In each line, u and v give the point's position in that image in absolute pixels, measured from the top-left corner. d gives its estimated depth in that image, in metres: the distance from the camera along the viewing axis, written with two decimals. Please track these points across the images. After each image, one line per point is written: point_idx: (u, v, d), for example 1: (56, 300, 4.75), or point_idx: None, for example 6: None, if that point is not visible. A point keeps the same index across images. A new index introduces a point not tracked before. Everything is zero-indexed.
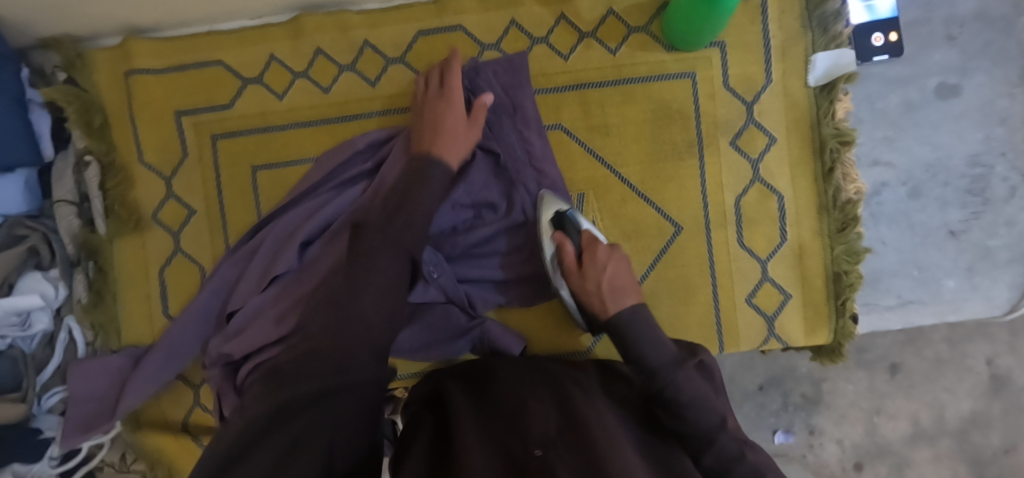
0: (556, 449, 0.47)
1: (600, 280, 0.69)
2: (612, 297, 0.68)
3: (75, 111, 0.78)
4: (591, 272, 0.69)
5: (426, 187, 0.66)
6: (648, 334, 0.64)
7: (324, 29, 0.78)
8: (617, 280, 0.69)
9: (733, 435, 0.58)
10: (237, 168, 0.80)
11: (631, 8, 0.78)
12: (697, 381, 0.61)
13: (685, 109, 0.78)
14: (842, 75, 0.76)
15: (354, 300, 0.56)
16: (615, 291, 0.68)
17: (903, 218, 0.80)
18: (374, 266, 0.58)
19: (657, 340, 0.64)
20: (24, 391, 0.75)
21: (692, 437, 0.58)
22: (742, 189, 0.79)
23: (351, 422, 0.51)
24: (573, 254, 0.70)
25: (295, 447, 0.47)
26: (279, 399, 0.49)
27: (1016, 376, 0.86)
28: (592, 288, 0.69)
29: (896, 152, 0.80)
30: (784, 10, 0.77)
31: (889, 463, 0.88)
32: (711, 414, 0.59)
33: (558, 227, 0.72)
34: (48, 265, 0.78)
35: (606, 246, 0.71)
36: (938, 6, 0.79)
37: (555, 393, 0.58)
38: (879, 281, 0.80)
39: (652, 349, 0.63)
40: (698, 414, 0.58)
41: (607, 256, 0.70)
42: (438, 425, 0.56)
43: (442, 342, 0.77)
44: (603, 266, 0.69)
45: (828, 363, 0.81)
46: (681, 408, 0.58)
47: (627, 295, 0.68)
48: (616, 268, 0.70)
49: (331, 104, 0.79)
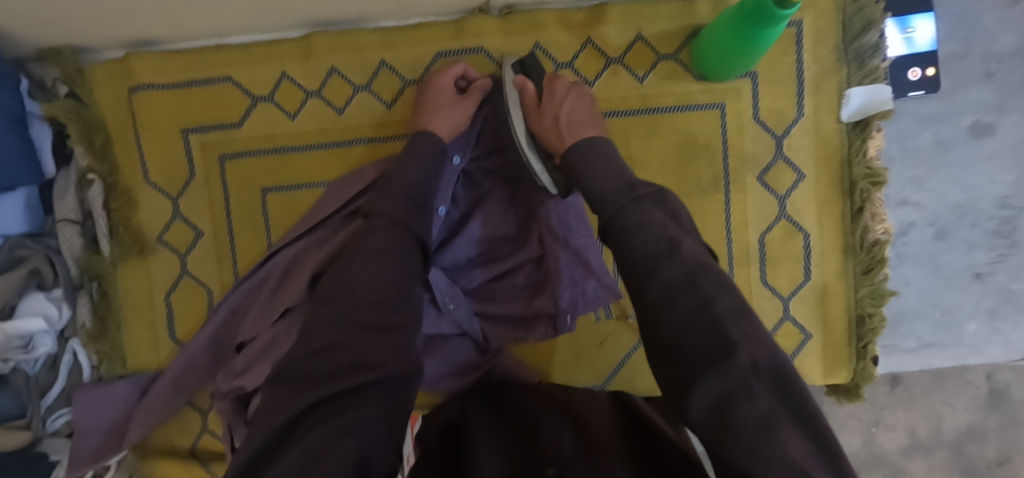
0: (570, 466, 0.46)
1: (558, 113, 0.66)
2: (569, 127, 0.64)
3: (76, 130, 0.75)
4: (549, 108, 0.67)
5: (415, 164, 0.64)
6: (599, 162, 0.59)
7: (337, 48, 0.74)
8: (574, 113, 0.66)
9: (684, 261, 0.48)
10: (247, 192, 0.77)
11: (660, 35, 0.74)
12: (654, 215, 0.52)
13: (712, 142, 0.76)
14: (877, 112, 0.74)
15: (358, 273, 0.54)
16: (571, 122, 0.65)
17: (929, 260, 0.79)
18: (375, 245, 0.56)
19: (608, 167, 0.58)
20: (29, 417, 0.74)
21: (639, 267, 0.50)
22: (767, 226, 0.77)
23: (377, 434, 0.47)
24: (533, 94, 0.69)
25: (316, 459, 0.42)
26: (291, 410, 0.46)
27: (1015, 390, 0.82)
28: (550, 122, 0.66)
29: (926, 193, 0.78)
30: (818, 41, 0.74)
31: (884, 473, 0.86)
32: (656, 235, 0.50)
33: (519, 71, 0.71)
34: (51, 285, 0.75)
35: (567, 84, 0.69)
36: (978, 39, 0.75)
37: (571, 417, 0.56)
38: (900, 323, 0.80)
39: (602, 176, 0.57)
40: (642, 238, 0.50)
41: (566, 93, 0.68)
42: (452, 454, 0.54)
43: (453, 378, 0.74)
44: (560, 101, 0.67)
45: (844, 401, 0.81)
46: (626, 232, 0.52)
47: (585, 126, 0.64)
48: (575, 102, 0.67)
49: (345, 126, 0.76)
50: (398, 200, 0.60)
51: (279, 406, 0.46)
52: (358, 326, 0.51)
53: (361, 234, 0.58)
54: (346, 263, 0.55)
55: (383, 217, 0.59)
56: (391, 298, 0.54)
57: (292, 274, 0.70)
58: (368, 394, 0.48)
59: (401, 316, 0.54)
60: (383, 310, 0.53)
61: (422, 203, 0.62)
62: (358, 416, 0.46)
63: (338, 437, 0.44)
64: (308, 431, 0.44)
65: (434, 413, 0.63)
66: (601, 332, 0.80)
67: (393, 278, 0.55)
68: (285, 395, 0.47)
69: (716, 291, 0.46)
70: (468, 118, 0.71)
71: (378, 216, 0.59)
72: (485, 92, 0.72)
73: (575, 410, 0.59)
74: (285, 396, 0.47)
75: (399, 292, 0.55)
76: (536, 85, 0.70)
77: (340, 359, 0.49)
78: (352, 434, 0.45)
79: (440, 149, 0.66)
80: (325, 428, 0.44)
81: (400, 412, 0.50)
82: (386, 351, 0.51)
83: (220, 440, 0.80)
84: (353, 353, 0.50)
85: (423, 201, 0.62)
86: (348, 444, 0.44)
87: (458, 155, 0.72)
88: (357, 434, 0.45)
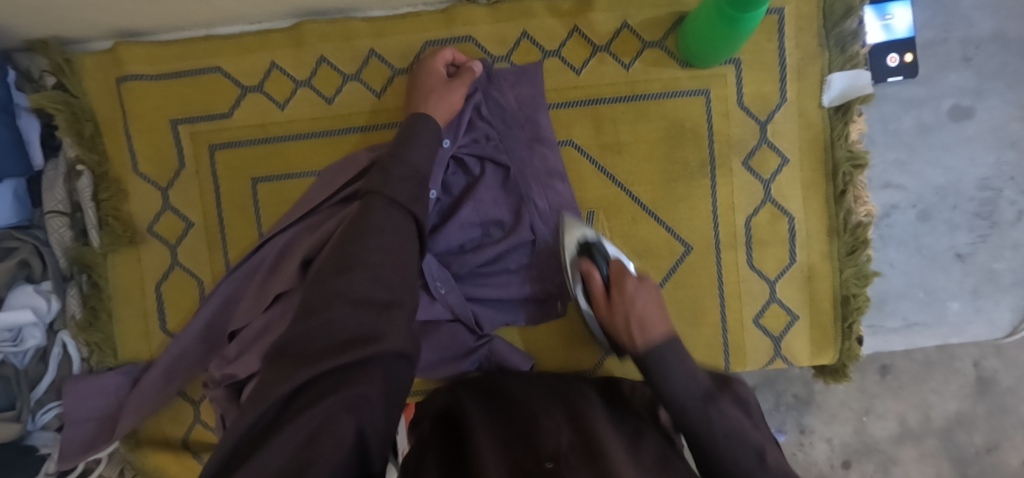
0: (567, 463, 0.46)
1: (629, 314, 0.69)
2: (640, 330, 0.68)
3: (64, 120, 0.74)
4: (618, 306, 0.70)
5: (412, 145, 0.64)
6: (676, 367, 0.65)
7: (327, 37, 0.75)
8: (645, 313, 0.69)
9: (770, 467, 0.58)
10: (237, 181, 0.77)
11: (646, 22, 0.75)
12: (733, 416, 0.62)
13: (699, 127, 0.77)
14: (859, 96, 0.75)
15: (356, 251, 0.54)
16: (643, 323, 0.68)
17: (912, 240, 0.80)
18: (373, 225, 0.56)
19: (686, 377, 0.64)
20: (19, 409, 0.74)
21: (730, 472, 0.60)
22: (753, 209, 0.78)
23: (374, 413, 0.48)
24: (600, 284, 0.71)
25: (317, 434, 0.44)
26: (292, 383, 0.46)
27: (1002, 377, 0.83)
28: (621, 321, 0.70)
29: (908, 175, 0.79)
30: (801, 27, 0.75)
31: (876, 462, 0.86)
32: (743, 447, 0.60)
33: (584, 254, 0.73)
34: (39, 278, 0.74)
35: (635, 278, 0.71)
36: (956, 25, 0.77)
37: (569, 411, 0.56)
38: (885, 303, 0.81)
39: (685, 384, 0.64)
40: (732, 453, 0.60)
41: (635, 290, 0.70)
42: (448, 441, 0.53)
43: (447, 362, 0.74)
44: (631, 300, 0.69)
45: (830, 381, 0.82)
46: (714, 443, 0.61)
47: (655, 327, 0.68)
48: (645, 301, 0.69)
49: (335, 115, 0.77)
50: (396, 180, 0.60)
51: (276, 382, 0.47)
52: (358, 302, 0.51)
53: (360, 213, 0.58)
54: (345, 241, 0.55)
55: (381, 197, 0.59)
56: (390, 276, 0.54)
57: (287, 260, 0.70)
58: (367, 371, 0.48)
59: (401, 294, 0.54)
60: (382, 287, 0.53)
61: (419, 182, 0.62)
62: (357, 393, 0.47)
63: (336, 414, 0.45)
64: (304, 408, 0.45)
65: (427, 403, 0.63)
66: None
67: (393, 256, 0.55)
68: (282, 372, 0.48)
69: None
70: (460, 103, 0.71)
71: (376, 196, 0.59)
72: (476, 77, 0.72)
73: (573, 400, 0.59)
74: (286, 369, 0.48)
75: (397, 269, 0.55)
76: (602, 270, 0.72)
77: (340, 334, 0.50)
78: (350, 412, 0.46)
79: (439, 132, 0.66)
80: (323, 405, 0.45)
81: (396, 390, 0.51)
82: (384, 329, 0.51)
83: (212, 430, 0.79)
84: (352, 328, 0.50)
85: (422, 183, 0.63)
86: (346, 422, 0.45)
87: (447, 139, 0.72)
88: (355, 413, 0.46)
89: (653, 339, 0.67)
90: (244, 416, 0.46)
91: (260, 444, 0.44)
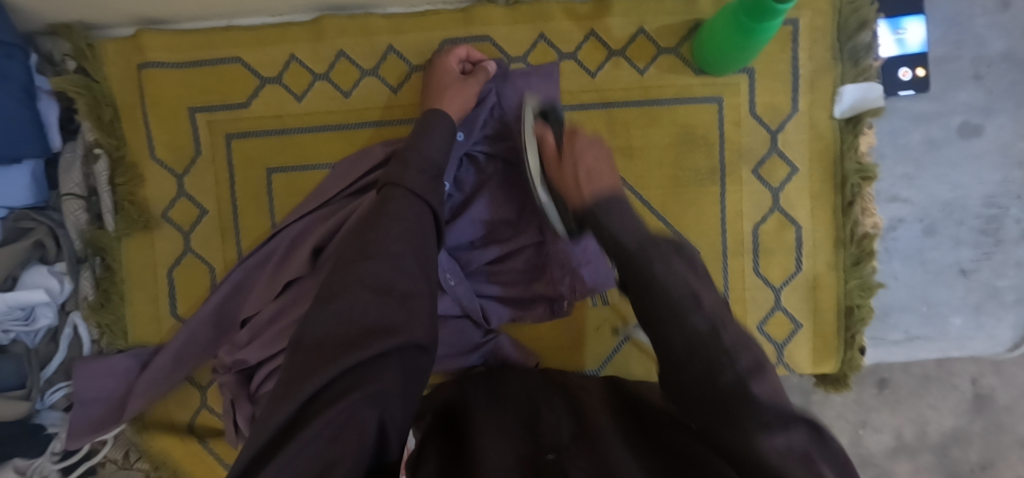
0: (568, 453, 0.47)
1: (578, 166, 0.66)
2: (587, 180, 0.64)
3: (85, 104, 0.76)
4: (569, 159, 0.67)
5: (431, 135, 0.66)
6: (619, 213, 0.58)
7: (347, 32, 0.76)
8: (595, 166, 0.65)
9: (704, 312, 0.47)
10: (252, 172, 0.78)
11: (663, 28, 0.76)
12: (678, 270, 0.50)
13: (710, 135, 0.78)
14: (869, 109, 0.76)
15: (376, 241, 0.55)
16: (591, 174, 0.64)
17: (916, 255, 0.81)
18: (395, 216, 0.57)
19: (631, 221, 0.57)
20: (28, 389, 0.74)
21: (661, 310, 0.49)
22: (761, 217, 0.79)
23: (394, 407, 0.48)
24: (553, 146, 0.70)
25: (343, 429, 0.44)
26: (321, 377, 0.46)
27: (999, 395, 0.84)
28: (570, 175, 0.66)
29: (915, 190, 0.80)
30: (815, 39, 0.76)
31: (870, 475, 0.86)
32: (679, 288, 0.49)
33: (541, 118, 0.72)
34: (54, 259, 0.76)
35: (588, 137, 0.68)
36: (969, 43, 0.78)
37: (571, 403, 0.56)
38: (887, 315, 0.82)
39: (623, 228, 0.56)
40: (666, 292, 0.49)
41: (586, 148, 0.67)
42: (452, 434, 0.54)
43: (453, 357, 0.75)
44: (580, 154, 0.66)
45: (831, 391, 0.83)
46: (648, 287, 0.50)
47: (603, 178, 0.64)
48: (596, 156, 0.66)
49: (352, 109, 0.78)
50: (414, 172, 0.62)
51: (301, 380, 0.46)
52: (379, 290, 0.52)
53: (378, 203, 0.59)
54: (365, 231, 0.57)
55: (400, 188, 0.60)
56: (410, 266, 0.55)
57: (300, 248, 0.71)
58: (388, 362, 0.49)
59: (417, 284, 0.55)
60: (403, 276, 0.54)
61: (436, 175, 0.64)
62: (380, 388, 0.47)
63: (359, 408, 0.45)
64: (331, 403, 0.45)
65: (434, 394, 0.64)
66: (597, 316, 0.82)
67: (413, 244, 0.56)
68: (305, 371, 0.47)
69: (736, 340, 0.45)
70: (474, 98, 0.73)
71: (396, 187, 0.60)
72: (489, 76, 0.74)
73: (574, 394, 0.59)
74: (311, 363, 0.48)
75: (416, 256, 0.56)
76: (554, 134, 0.71)
77: (362, 322, 0.50)
78: (373, 406, 0.46)
79: (452, 127, 0.69)
80: (348, 400, 0.45)
81: (414, 381, 0.51)
82: (404, 317, 0.52)
83: (218, 415, 0.80)
84: (374, 317, 0.51)
85: (438, 177, 0.64)
86: (369, 416, 0.46)
87: (462, 132, 0.74)
88: (379, 405, 0.46)
89: (601, 186, 0.62)
90: (269, 412, 0.46)
91: (285, 440, 0.44)
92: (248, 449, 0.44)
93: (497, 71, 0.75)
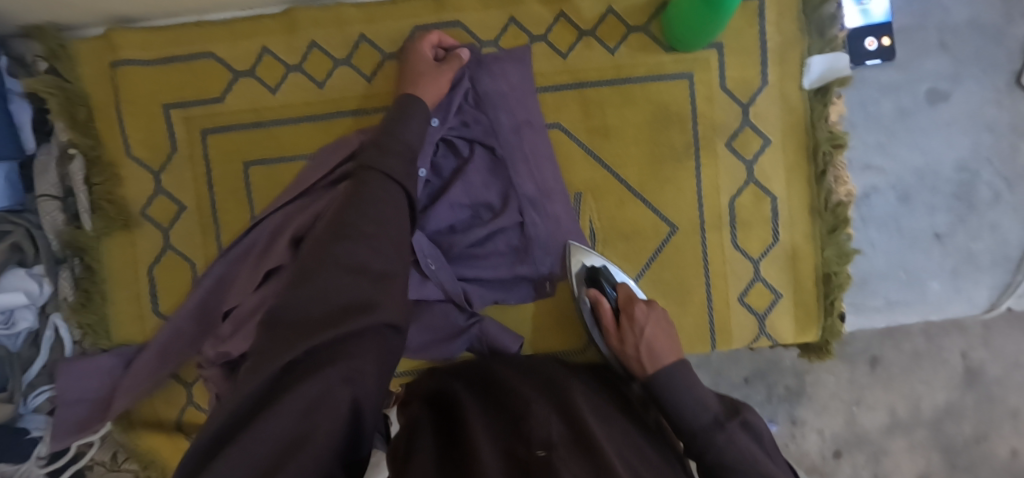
0: (560, 451, 0.44)
1: (639, 341, 0.69)
2: (650, 357, 0.68)
3: (58, 104, 0.75)
4: (629, 334, 0.71)
5: (408, 121, 0.66)
6: (684, 394, 0.64)
7: (319, 23, 0.76)
8: (655, 340, 0.69)
9: None
10: (229, 166, 0.78)
11: (632, 8, 0.77)
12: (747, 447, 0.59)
13: (683, 111, 0.79)
14: (836, 78, 0.77)
15: (351, 222, 0.55)
16: (653, 351, 0.68)
17: (893, 222, 0.82)
18: (371, 199, 0.58)
19: (694, 402, 0.63)
20: (10, 392, 0.75)
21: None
22: (737, 190, 0.80)
23: (368, 385, 0.49)
24: (610, 314, 0.73)
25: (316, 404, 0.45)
26: (294, 351, 0.46)
27: (989, 369, 0.85)
28: (631, 348, 0.70)
29: (888, 158, 0.81)
30: (782, 13, 0.77)
31: (866, 452, 0.87)
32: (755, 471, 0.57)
33: (591, 284, 0.76)
34: (32, 262, 0.76)
35: (644, 304, 0.73)
36: (933, 12, 0.79)
37: (558, 394, 0.56)
38: (867, 283, 0.83)
39: (692, 410, 0.62)
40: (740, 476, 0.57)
41: (644, 317, 0.71)
42: (440, 425, 0.53)
43: (439, 343, 0.76)
44: (640, 328, 0.70)
45: (815, 359, 0.84)
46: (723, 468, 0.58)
47: (665, 353, 0.68)
48: (655, 328, 0.70)
49: (327, 100, 0.78)
50: (391, 155, 0.62)
51: (274, 354, 0.46)
52: (354, 270, 0.52)
53: (353, 187, 0.59)
54: (342, 213, 0.56)
55: (376, 171, 0.60)
56: (387, 248, 0.55)
57: (278, 239, 0.70)
58: (363, 340, 0.49)
59: (395, 265, 0.55)
60: (380, 257, 0.54)
61: (411, 157, 0.64)
62: (354, 365, 0.48)
63: (333, 386, 0.46)
64: (305, 378, 0.46)
65: (420, 382, 0.64)
66: None
67: (388, 225, 0.57)
68: (278, 346, 0.47)
69: None
70: (449, 85, 0.73)
71: (371, 170, 0.60)
72: (463, 63, 0.73)
73: (561, 384, 0.59)
74: (285, 339, 0.48)
75: (393, 237, 0.56)
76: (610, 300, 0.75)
77: (337, 300, 0.50)
78: (346, 384, 0.47)
79: (428, 114, 0.68)
80: (321, 376, 0.46)
81: (389, 359, 0.52)
82: (380, 296, 0.52)
83: (205, 412, 0.80)
84: (350, 295, 0.51)
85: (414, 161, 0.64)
86: (343, 393, 0.46)
87: (437, 118, 0.74)
88: (352, 384, 0.47)
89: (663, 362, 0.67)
90: (242, 387, 0.46)
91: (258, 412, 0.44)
92: (222, 420, 0.45)
93: (470, 57, 0.75)
